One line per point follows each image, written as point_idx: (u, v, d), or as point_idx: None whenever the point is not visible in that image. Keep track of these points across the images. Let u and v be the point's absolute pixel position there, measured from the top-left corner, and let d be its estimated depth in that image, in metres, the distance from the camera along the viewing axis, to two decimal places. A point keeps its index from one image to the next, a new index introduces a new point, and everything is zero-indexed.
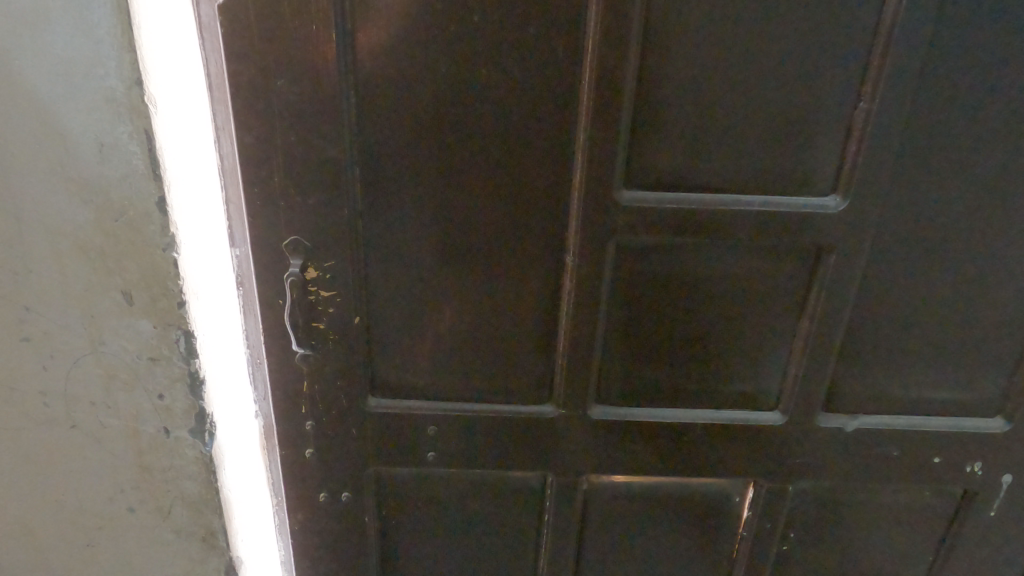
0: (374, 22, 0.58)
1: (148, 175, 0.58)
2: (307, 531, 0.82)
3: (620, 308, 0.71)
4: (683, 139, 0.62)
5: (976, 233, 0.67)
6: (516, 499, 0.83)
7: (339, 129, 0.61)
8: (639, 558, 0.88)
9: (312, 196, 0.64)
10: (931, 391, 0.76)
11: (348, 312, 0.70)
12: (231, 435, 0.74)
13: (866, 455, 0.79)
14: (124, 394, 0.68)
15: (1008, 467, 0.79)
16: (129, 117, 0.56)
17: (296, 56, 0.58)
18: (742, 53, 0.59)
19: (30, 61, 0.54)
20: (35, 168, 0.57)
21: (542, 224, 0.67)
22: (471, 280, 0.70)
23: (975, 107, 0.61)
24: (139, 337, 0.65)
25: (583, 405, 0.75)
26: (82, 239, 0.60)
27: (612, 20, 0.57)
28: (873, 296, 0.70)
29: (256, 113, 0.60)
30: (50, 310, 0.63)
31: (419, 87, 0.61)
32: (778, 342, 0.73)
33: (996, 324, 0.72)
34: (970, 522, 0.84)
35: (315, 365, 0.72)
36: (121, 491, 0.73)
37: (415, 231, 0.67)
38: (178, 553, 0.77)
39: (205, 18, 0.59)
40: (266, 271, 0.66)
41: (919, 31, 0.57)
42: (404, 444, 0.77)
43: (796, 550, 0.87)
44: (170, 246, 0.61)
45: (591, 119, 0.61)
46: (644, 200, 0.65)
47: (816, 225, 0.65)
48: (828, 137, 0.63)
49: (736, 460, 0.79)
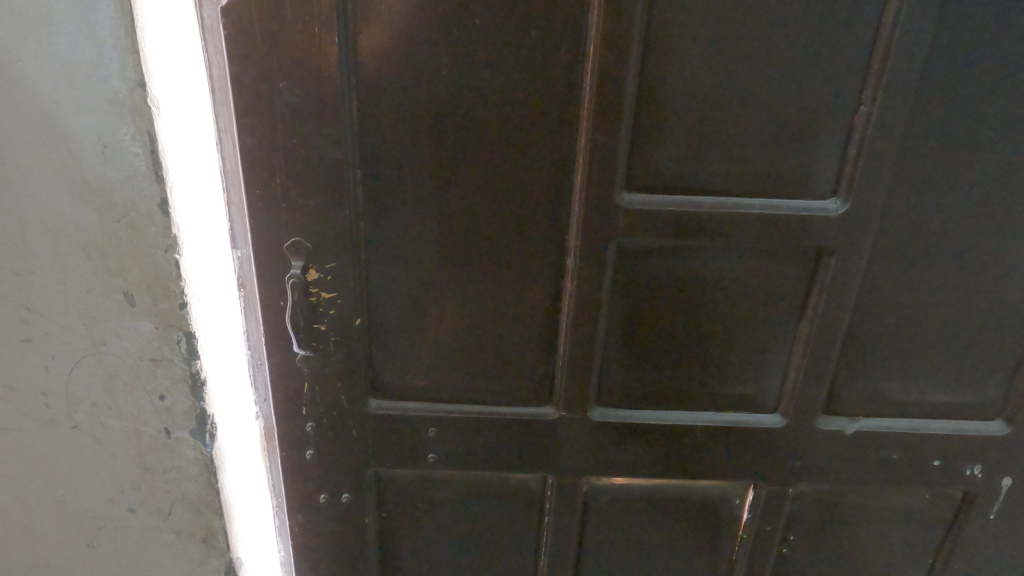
0: (377, 24, 0.58)
1: (150, 177, 0.58)
2: (308, 532, 0.82)
3: (620, 309, 0.71)
4: (685, 142, 0.63)
5: (978, 236, 0.67)
6: (516, 501, 0.83)
7: (340, 130, 0.61)
8: (640, 559, 0.88)
9: (313, 198, 0.64)
10: (931, 394, 0.76)
11: (349, 313, 0.69)
12: (230, 435, 0.74)
13: (866, 457, 0.79)
14: (124, 395, 0.68)
15: (1008, 470, 0.80)
16: (131, 119, 0.56)
17: (297, 57, 0.58)
18: (744, 56, 0.59)
19: (32, 62, 0.53)
20: (37, 169, 0.57)
21: (544, 226, 0.67)
22: (472, 281, 0.69)
23: (976, 110, 0.61)
24: (141, 338, 0.65)
25: (583, 407, 0.75)
26: (84, 240, 0.60)
27: (613, 24, 0.57)
28: (874, 298, 0.70)
29: (259, 115, 0.60)
30: (51, 310, 0.63)
31: (421, 88, 0.61)
32: (779, 344, 0.73)
33: (996, 328, 0.72)
34: (970, 524, 0.84)
35: (315, 366, 0.72)
36: (121, 492, 0.73)
37: (417, 232, 0.67)
38: (178, 553, 0.77)
39: (208, 20, 0.58)
40: (266, 272, 0.66)
41: (920, 34, 0.57)
42: (404, 445, 0.77)
43: (796, 552, 0.87)
44: (171, 247, 0.62)
45: (593, 123, 0.61)
46: (645, 203, 0.65)
47: (817, 228, 0.65)
48: (830, 140, 0.63)
49: (736, 462, 0.79)
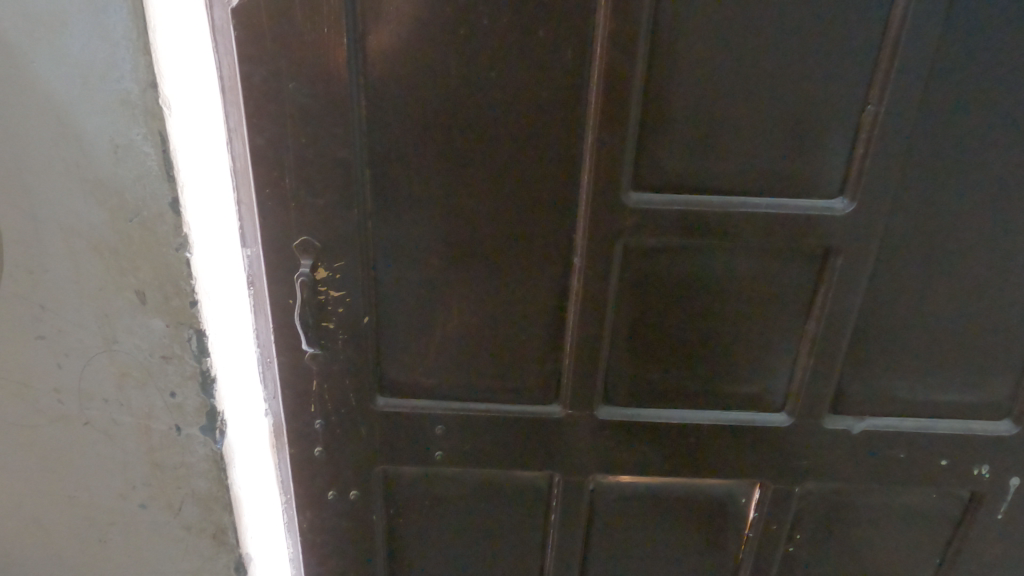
0: (386, 24, 0.58)
1: (162, 176, 0.59)
2: (317, 528, 0.83)
3: (626, 308, 0.71)
4: (692, 142, 0.63)
5: (986, 236, 0.67)
6: (523, 499, 0.84)
7: (348, 130, 0.62)
8: (646, 558, 0.88)
9: (322, 197, 0.64)
10: (938, 394, 0.76)
11: (357, 312, 0.70)
12: (241, 433, 0.75)
13: (873, 457, 0.79)
14: (135, 392, 0.68)
15: (1016, 471, 0.79)
16: (144, 119, 0.57)
17: (307, 59, 0.59)
18: (751, 56, 0.59)
19: (46, 63, 0.54)
20: (52, 169, 0.58)
21: (550, 225, 0.67)
22: (478, 280, 0.70)
23: (983, 109, 0.61)
24: (152, 336, 0.66)
25: (589, 405, 0.76)
26: (96, 238, 0.61)
27: (620, 24, 0.57)
28: (881, 297, 0.70)
29: (268, 115, 0.61)
30: (63, 308, 0.64)
31: (429, 89, 0.61)
32: (785, 344, 0.73)
33: (1003, 328, 0.72)
34: (977, 524, 0.83)
35: (324, 364, 0.73)
36: (132, 488, 0.74)
37: (425, 232, 0.67)
38: (188, 549, 0.78)
39: (218, 21, 0.58)
40: (277, 271, 0.67)
41: (927, 33, 0.57)
42: (411, 443, 0.78)
43: (802, 552, 0.87)
44: (183, 246, 0.62)
45: (599, 122, 0.61)
46: (651, 202, 0.65)
47: (823, 228, 0.65)
48: (837, 140, 0.63)
49: (743, 461, 0.79)
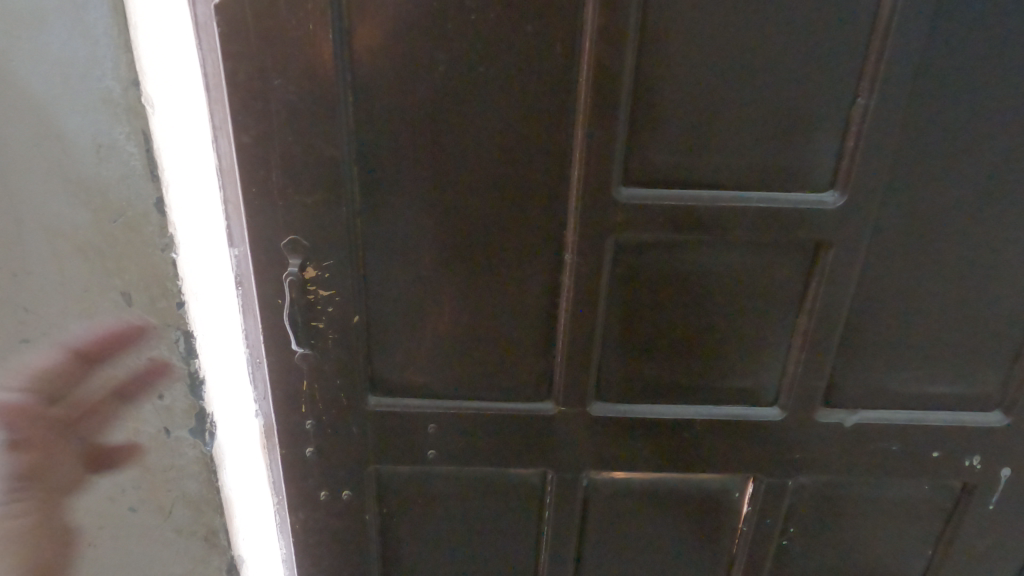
0: (373, 20, 0.58)
1: (146, 176, 0.59)
2: (309, 529, 0.83)
3: (619, 304, 0.71)
4: (682, 138, 0.62)
5: (975, 229, 0.67)
6: (517, 497, 0.84)
7: (336, 128, 0.61)
8: (641, 554, 0.88)
9: (310, 196, 0.64)
10: (931, 386, 0.76)
11: (348, 312, 0.70)
12: (231, 435, 0.75)
13: (866, 449, 0.79)
14: (123, 395, 0.68)
15: (1007, 461, 0.80)
16: (127, 118, 0.56)
17: (294, 56, 0.58)
18: (742, 50, 0.59)
19: (24, 58, 0.52)
20: (32, 167, 0.56)
21: (541, 222, 0.66)
22: (469, 277, 0.69)
23: (973, 101, 0.61)
24: (139, 337, 0.65)
25: (582, 402, 0.75)
26: (80, 239, 0.59)
27: (610, 18, 0.57)
28: (873, 290, 0.70)
29: (254, 113, 0.60)
30: (48, 311, 0.61)
31: (418, 85, 0.60)
32: (778, 337, 0.73)
33: (995, 318, 0.72)
34: (969, 515, 0.84)
35: (314, 365, 0.72)
36: (122, 492, 0.72)
37: (415, 230, 0.67)
38: (180, 552, 0.77)
39: (201, 17, 0.58)
40: (264, 271, 0.66)
41: (918, 24, 0.57)
42: (403, 443, 0.78)
43: (796, 545, 0.88)
44: (168, 246, 0.62)
45: (590, 117, 0.60)
46: (642, 197, 0.64)
47: (815, 222, 0.65)
48: (827, 134, 0.63)
49: (736, 455, 0.79)
